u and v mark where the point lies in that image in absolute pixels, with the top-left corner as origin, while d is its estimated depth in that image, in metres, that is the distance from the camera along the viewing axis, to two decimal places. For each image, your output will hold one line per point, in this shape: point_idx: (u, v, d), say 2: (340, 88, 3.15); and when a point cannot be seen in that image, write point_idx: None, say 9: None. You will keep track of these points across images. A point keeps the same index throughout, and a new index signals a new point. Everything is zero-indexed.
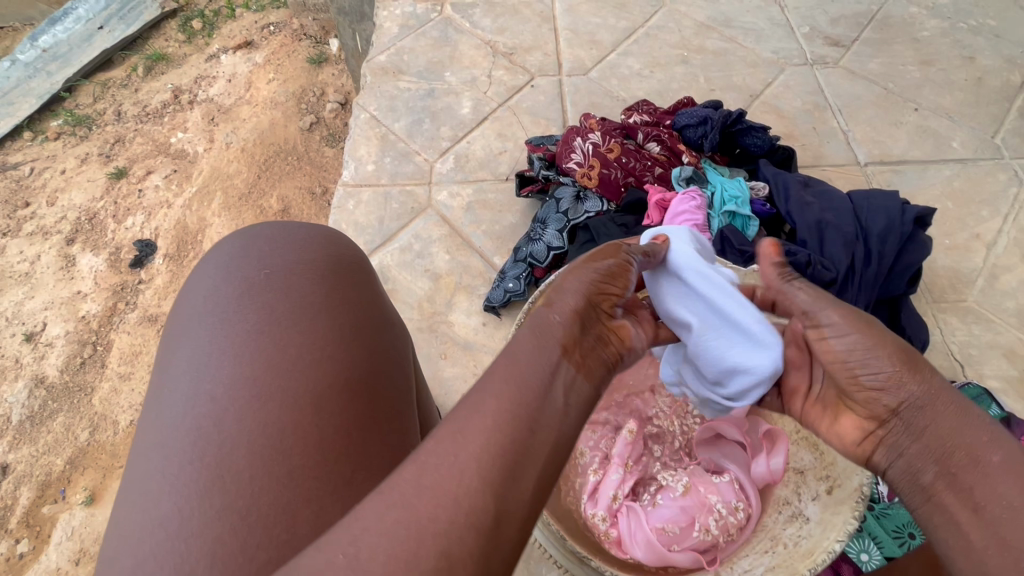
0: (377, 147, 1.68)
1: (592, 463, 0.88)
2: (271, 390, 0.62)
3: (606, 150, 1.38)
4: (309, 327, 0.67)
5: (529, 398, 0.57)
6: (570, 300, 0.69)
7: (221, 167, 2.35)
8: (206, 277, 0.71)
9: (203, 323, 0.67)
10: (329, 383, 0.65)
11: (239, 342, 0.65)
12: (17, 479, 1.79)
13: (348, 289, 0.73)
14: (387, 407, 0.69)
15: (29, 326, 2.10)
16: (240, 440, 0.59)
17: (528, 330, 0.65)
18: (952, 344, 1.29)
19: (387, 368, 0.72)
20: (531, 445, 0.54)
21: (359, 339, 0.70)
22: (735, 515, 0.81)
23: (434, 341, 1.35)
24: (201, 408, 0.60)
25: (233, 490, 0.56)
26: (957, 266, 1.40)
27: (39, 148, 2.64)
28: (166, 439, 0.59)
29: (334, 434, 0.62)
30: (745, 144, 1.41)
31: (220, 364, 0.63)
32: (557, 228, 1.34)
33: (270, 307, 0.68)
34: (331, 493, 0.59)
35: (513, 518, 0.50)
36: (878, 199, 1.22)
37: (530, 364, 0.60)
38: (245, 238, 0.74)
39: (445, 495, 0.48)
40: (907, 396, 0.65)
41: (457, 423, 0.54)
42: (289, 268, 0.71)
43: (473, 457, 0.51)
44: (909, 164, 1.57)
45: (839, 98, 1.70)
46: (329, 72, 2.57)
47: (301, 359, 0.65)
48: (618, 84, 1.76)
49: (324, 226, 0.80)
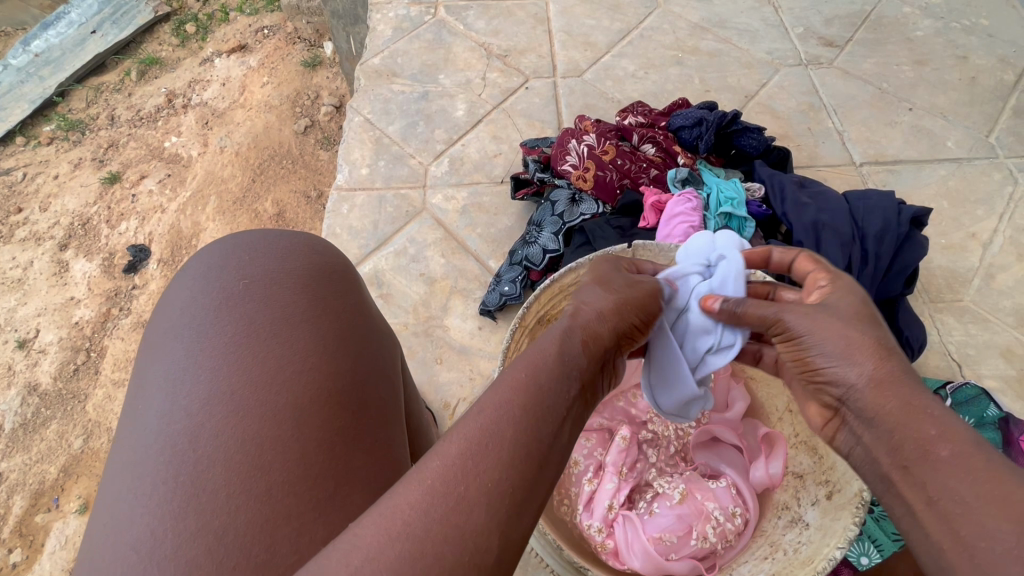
0: (371, 149, 1.67)
1: (586, 473, 0.87)
2: (249, 405, 0.61)
3: (602, 152, 1.37)
4: (289, 339, 0.66)
5: (543, 429, 0.51)
6: (596, 326, 0.66)
7: (215, 171, 2.34)
8: (183, 290, 0.70)
9: (179, 336, 0.66)
10: (310, 396, 0.63)
11: (216, 356, 0.64)
12: (10, 488, 1.77)
13: (332, 298, 0.72)
14: (373, 418, 0.67)
15: (23, 333, 2.08)
16: (216, 457, 0.57)
17: (551, 351, 0.59)
18: (950, 344, 1.29)
19: (372, 378, 0.70)
20: (537, 485, 0.48)
21: (342, 347, 0.68)
22: (732, 521, 0.80)
23: (429, 345, 1.34)
24: (175, 425, 0.59)
25: (209, 509, 0.55)
26: (953, 266, 1.40)
27: (33, 152, 2.63)
28: (141, 457, 0.58)
29: (317, 448, 0.61)
30: (740, 145, 1.41)
31: (196, 379, 0.62)
32: (552, 230, 1.34)
33: (250, 317, 0.67)
34: (312, 509, 0.57)
35: (513, 555, 0.45)
36: (874, 199, 1.21)
37: (552, 392, 0.55)
38: (226, 247, 0.73)
39: (452, 527, 0.43)
40: (853, 386, 0.62)
41: (473, 446, 0.48)
42: (270, 278, 0.70)
43: (485, 489, 0.45)
44: (904, 164, 1.57)
45: (833, 98, 1.70)
46: (324, 75, 2.55)
47: (280, 373, 0.63)
48: (613, 86, 1.75)
49: (306, 234, 0.79)
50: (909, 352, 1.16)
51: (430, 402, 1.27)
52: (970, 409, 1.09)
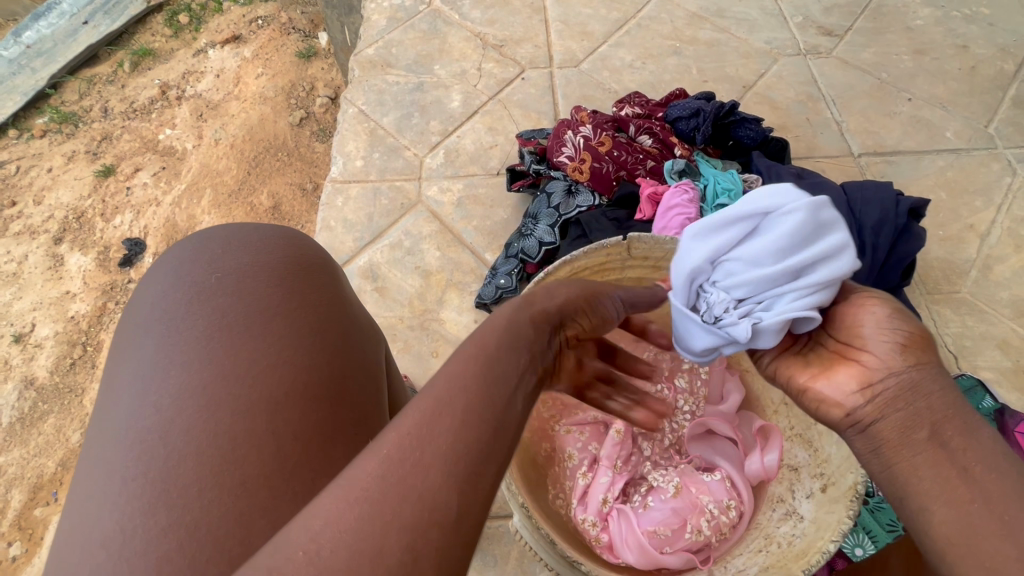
0: (366, 142, 1.65)
1: (581, 466, 0.86)
2: (221, 399, 0.60)
3: (598, 144, 1.36)
4: (264, 332, 0.65)
5: (496, 389, 0.51)
6: (546, 307, 0.65)
7: (210, 163, 2.32)
8: (154, 284, 0.69)
9: (150, 331, 0.65)
10: (285, 389, 0.62)
11: (187, 351, 0.63)
12: (8, 481, 1.76)
13: (308, 289, 0.71)
14: (352, 410, 0.66)
15: (18, 327, 2.07)
16: (187, 453, 0.57)
17: (498, 326, 0.59)
18: (946, 336, 1.29)
19: (351, 370, 0.69)
20: (496, 443, 0.48)
21: (319, 341, 0.67)
22: (727, 514, 0.80)
23: (425, 339, 1.34)
24: (144, 421, 0.58)
25: (180, 505, 0.54)
26: (951, 257, 1.39)
27: (25, 145, 2.59)
28: (110, 454, 0.57)
29: (293, 442, 0.60)
30: (738, 136, 1.39)
31: (166, 374, 0.61)
32: (548, 223, 1.33)
33: (223, 311, 0.66)
34: (288, 500, 0.57)
35: (476, 510, 0.44)
36: (871, 189, 1.19)
37: (498, 357, 0.54)
38: (198, 241, 0.72)
39: (411, 487, 0.42)
40: (923, 359, 0.61)
41: (426, 414, 0.47)
42: (242, 272, 0.69)
43: (442, 451, 0.44)
44: (903, 154, 1.56)
45: (832, 88, 1.69)
46: (318, 66, 2.52)
47: (253, 367, 0.63)
48: (610, 76, 1.73)
49: (283, 227, 0.78)
50: None
51: None
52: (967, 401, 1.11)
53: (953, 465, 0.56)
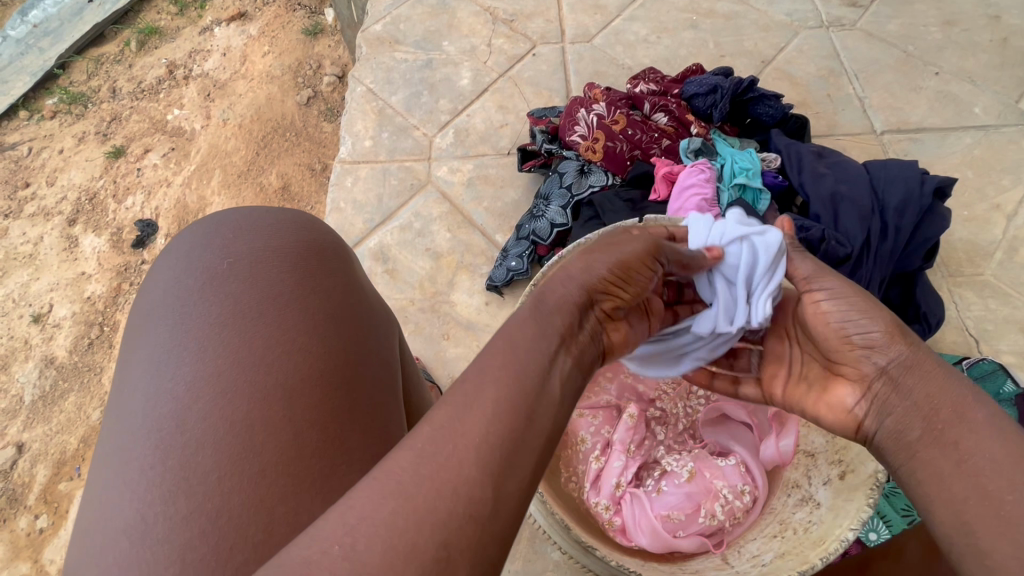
0: (374, 121, 1.63)
1: (593, 450, 0.86)
2: (237, 387, 0.60)
3: (612, 122, 1.33)
4: (278, 318, 0.64)
5: (527, 387, 0.54)
6: (572, 291, 0.66)
7: (219, 144, 2.31)
8: (166, 271, 0.69)
9: (164, 318, 0.64)
10: (301, 377, 0.62)
11: (202, 338, 0.62)
12: (34, 457, 1.81)
13: (321, 276, 0.70)
14: (364, 397, 0.66)
15: (37, 307, 2.11)
16: (205, 440, 0.57)
17: (527, 315, 0.62)
18: (968, 320, 1.26)
19: (364, 358, 0.69)
20: (530, 435, 0.51)
21: (334, 329, 0.67)
22: (741, 499, 0.80)
23: (436, 321, 1.34)
24: (161, 407, 0.59)
25: (201, 492, 0.54)
26: (975, 239, 1.35)
27: (36, 127, 2.59)
28: (129, 443, 0.57)
29: (310, 428, 0.60)
30: (757, 113, 1.35)
31: (181, 361, 0.61)
32: (561, 204, 1.30)
33: (236, 298, 0.65)
34: (306, 487, 0.57)
35: (511, 501, 0.47)
36: (895, 168, 1.14)
37: (528, 350, 0.57)
38: (209, 227, 0.72)
39: (445, 484, 0.46)
40: (894, 354, 0.66)
41: (457, 409, 0.51)
42: (253, 259, 0.68)
43: (473, 447, 0.48)
44: (928, 132, 1.51)
45: (855, 62, 1.63)
46: (325, 44, 2.48)
47: (268, 353, 0.62)
48: (624, 51, 1.68)
49: (291, 210, 0.77)
50: (927, 328, 1.12)
51: (438, 378, 1.28)
52: (986, 386, 1.09)
53: (949, 460, 0.57)
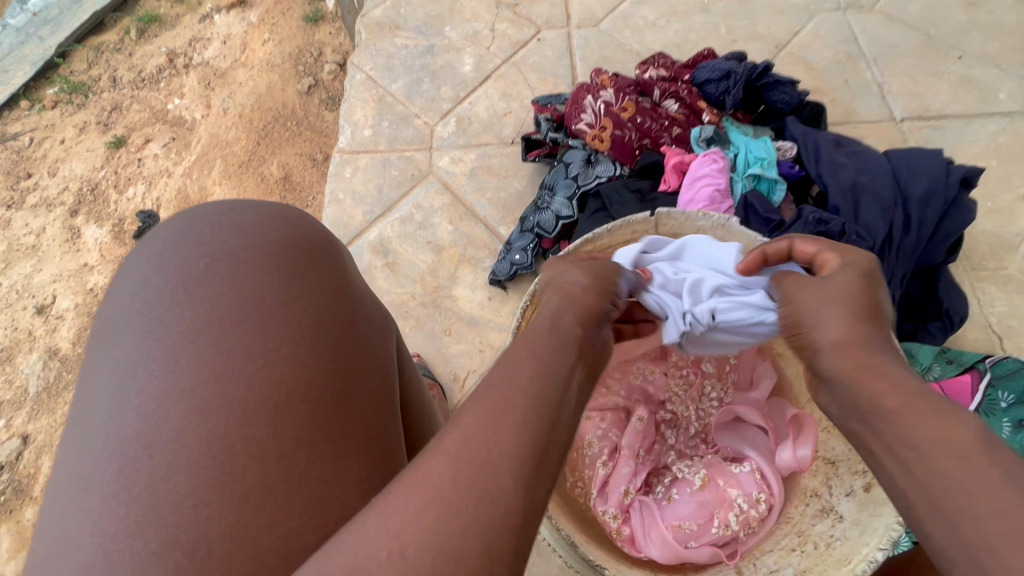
0: (374, 110, 1.58)
1: (601, 456, 0.82)
2: (214, 401, 0.51)
3: (620, 110, 1.28)
4: (261, 322, 0.56)
5: (552, 397, 0.53)
6: (581, 306, 0.69)
7: (220, 134, 2.26)
8: (133, 272, 0.60)
9: (129, 325, 0.56)
10: (289, 388, 0.53)
11: (172, 348, 0.54)
12: (39, 448, 1.80)
13: (312, 273, 0.61)
14: (361, 409, 0.56)
15: (40, 299, 2.09)
16: (177, 463, 0.48)
17: (545, 331, 0.63)
18: (991, 316, 1.21)
19: (362, 365, 0.59)
20: (556, 444, 0.51)
21: (325, 333, 0.57)
22: (756, 508, 0.77)
23: (438, 317, 1.30)
24: (124, 429, 0.50)
25: (172, 524, 0.46)
26: (999, 231, 1.29)
27: (38, 117, 2.54)
28: (89, 469, 0.49)
29: (299, 446, 0.51)
30: (771, 100, 1.29)
31: (149, 374, 0.53)
32: (566, 195, 1.26)
33: (213, 300, 0.57)
34: (296, 514, 0.49)
35: (540, 509, 0.46)
36: (919, 158, 1.08)
37: (549, 359, 0.58)
38: (184, 223, 0.63)
39: (486, 488, 0.44)
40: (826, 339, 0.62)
41: (487, 415, 0.49)
42: (233, 257, 0.59)
43: (507, 455, 0.46)
44: (950, 119, 1.44)
45: (873, 46, 1.56)
46: (326, 31, 2.42)
47: (249, 363, 0.53)
48: (632, 36, 1.62)
49: (277, 203, 0.68)
50: (949, 326, 1.09)
51: (439, 375, 1.24)
52: None
53: None
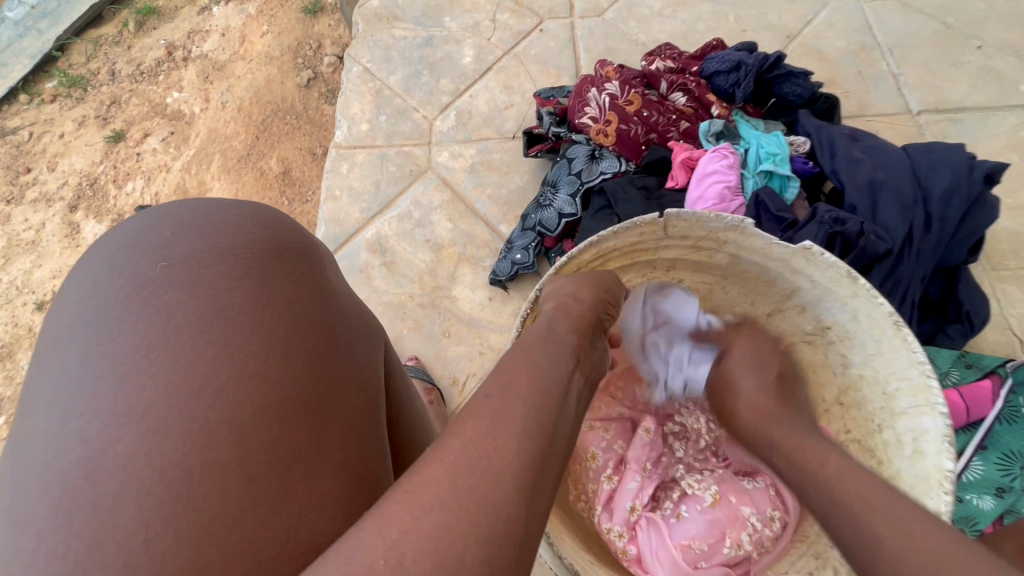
0: (372, 103, 1.53)
1: (606, 469, 0.82)
2: (172, 421, 0.45)
3: (626, 103, 1.23)
4: (227, 332, 0.50)
5: (550, 406, 0.51)
6: (580, 313, 0.68)
7: (218, 128, 2.22)
8: (81, 276, 0.53)
9: (73, 337, 0.49)
10: (258, 405, 0.48)
11: (122, 361, 0.47)
12: None
13: (285, 277, 0.55)
14: (340, 428, 0.51)
15: (41, 295, 2.07)
16: (126, 492, 0.42)
17: (540, 339, 0.61)
18: (1011, 318, 1.16)
19: (342, 378, 0.54)
20: (553, 454, 0.48)
21: (300, 343, 0.52)
22: (770, 527, 0.76)
23: (437, 318, 1.26)
24: (63, 457, 0.43)
25: (119, 563, 0.40)
26: (1021, 229, 1.24)
27: (37, 111, 2.49)
28: (21, 501, 0.42)
29: (271, 470, 0.46)
30: (783, 92, 1.24)
31: (95, 390, 0.46)
32: (569, 192, 1.21)
33: (172, 307, 0.50)
34: (268, 546, 0.43)
35: (538, 522, 0.44)
36: (940, 152, 1.03)
37: (547, 368, 0.56)
38: (141, 223, 0.57)
39: (486, 497, 0.42)
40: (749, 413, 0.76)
41: (486, 423, 0.47)
42: (196, 261, 0.53)
43: (509, 464, 0.44)
44: (969, 111, 1.39)
45: (889, 36, 1.50)
46: (325, 22, 2.36)
47: (213, 377, 0.48)
48: (637, 26, 1.56)
49: (247, 200, 0.62)
50: (969, 329, 1.04)
51: (438, 378, 1.21)
52: None
53: None
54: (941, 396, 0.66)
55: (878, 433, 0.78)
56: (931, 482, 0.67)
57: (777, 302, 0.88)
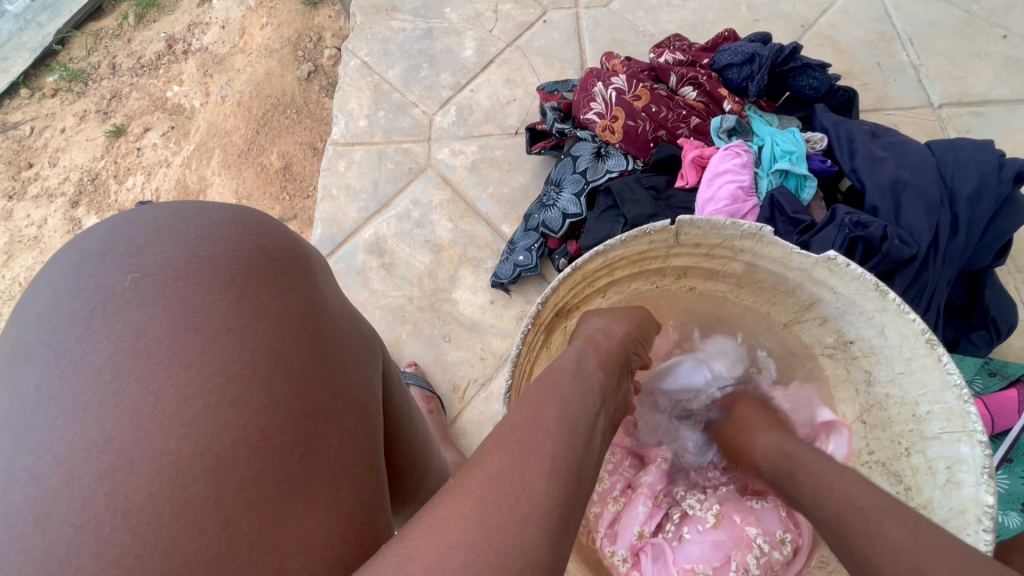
0: (370, 98, 1.48)
1: (612, 492, 0.84)
2: (136, 455, 0.41)
3: (633, 98, 1.17)
4: (204, 354, 0.46)
5: (578, 441, 0.47)
6: (613, 349, 0.64)
7: (219, 122, 2.17)
8: (44, 290, 0.49)
9: (31, 358, 0.45)
10: (236, 434, 0.43)
11: (85, 387, 0.43)
12: None
13: (269, 290, 0.51)
14: (330, 456, 0.47)
15: None
16: (81, 537, 0.38)
17: (567, 368, 0.56)
18: None
19: (332, 400, 0.49)
20: (580, 489, 0.45)
21: (284, 365, 0.48)
22: (780, 549, 0.78)
23: (436, 321, 1.22)
24: (14, 496, 0.39)
25: None
26: None
27: (38, 105, 2.45)
28: None
29: (249, 509, 0.41)
30: (798, 86, 1.18)
31: (53, 420, 0.42)
32: (573, 191, 1.16)
33: (141, 325, 0.46)
34: None
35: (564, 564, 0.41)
36: (966, 149, 0.97)
37: (576, 398, 0.52)
38: (112, 230, 0.52)
39: (513, 538, 0.38)
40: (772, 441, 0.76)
41: (514, 456, 0.43)
42: (170, 273, 0.49)
43: (538, 503, 0.41)
44: (994, 105, 1.32)
45: (909, 25, 1.43)
46: (326, 14, 2.30)
47: (185, 405, 0.43)
48: (645, 16, 1.50)
49: (231, 204, 0.57)
50: (994, 337, 0.99)
51: (438, 384, 1.17)
52: None
53: None
54: (979, 420, 0.62)
55: (905, 456, 0.74)
56: (968, 516, 0.63)
57: (794, 313, 0.85)
